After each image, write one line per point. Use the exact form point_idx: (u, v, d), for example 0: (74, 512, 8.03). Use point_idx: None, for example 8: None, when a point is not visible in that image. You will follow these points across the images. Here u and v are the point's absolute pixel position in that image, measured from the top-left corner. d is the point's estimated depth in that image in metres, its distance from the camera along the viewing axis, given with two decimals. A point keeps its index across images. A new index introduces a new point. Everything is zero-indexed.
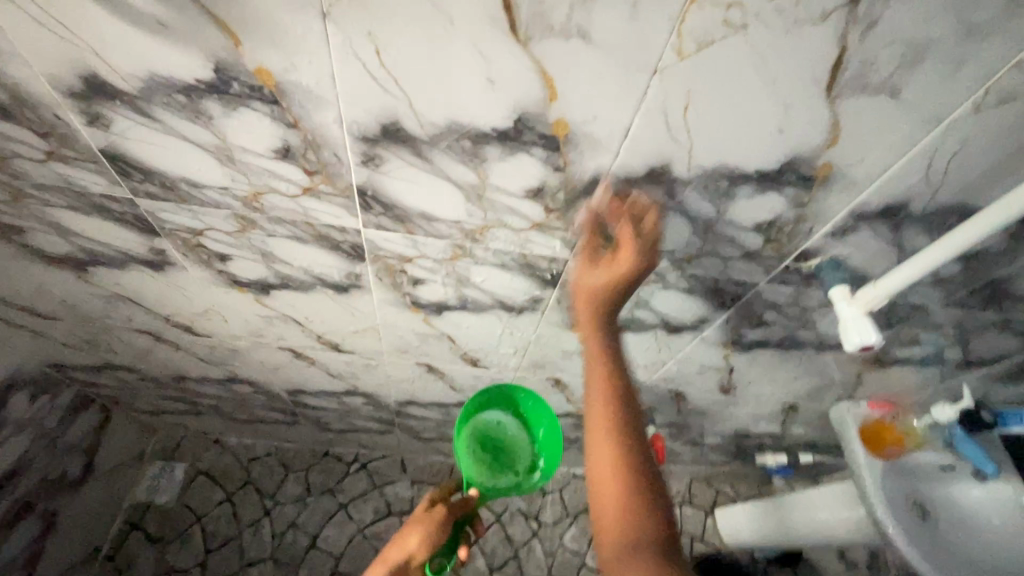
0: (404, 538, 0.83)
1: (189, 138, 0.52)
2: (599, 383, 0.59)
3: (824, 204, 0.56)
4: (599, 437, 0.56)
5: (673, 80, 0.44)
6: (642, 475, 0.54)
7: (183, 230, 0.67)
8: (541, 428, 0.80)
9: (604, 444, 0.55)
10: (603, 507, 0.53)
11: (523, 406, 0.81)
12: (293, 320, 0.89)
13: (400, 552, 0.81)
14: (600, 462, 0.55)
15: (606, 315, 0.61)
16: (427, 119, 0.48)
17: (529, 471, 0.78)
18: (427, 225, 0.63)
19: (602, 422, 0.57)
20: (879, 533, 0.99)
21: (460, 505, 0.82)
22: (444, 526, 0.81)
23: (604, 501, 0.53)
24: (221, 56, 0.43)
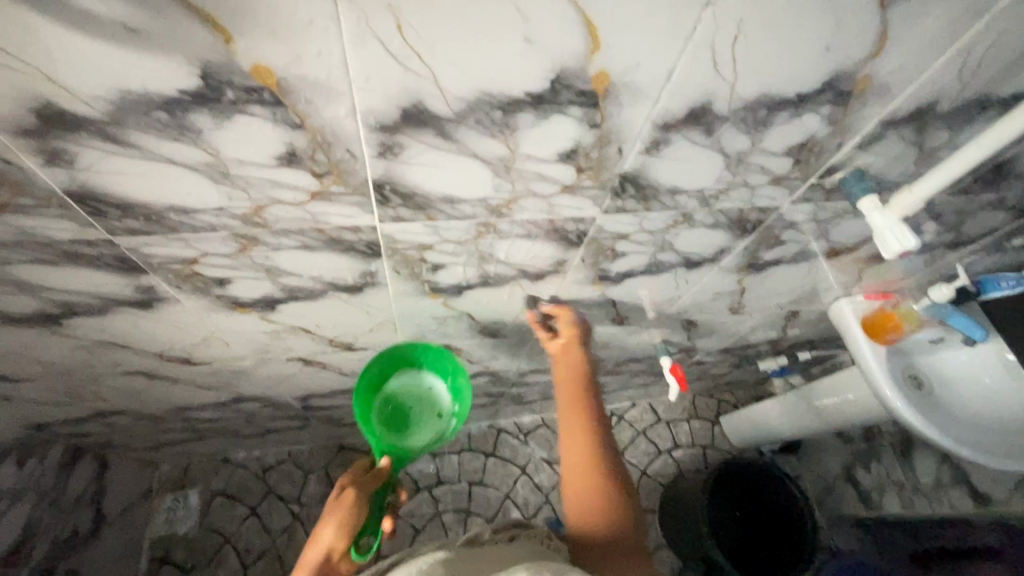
0: (315, 538, 0.67)
1: (176, 161, 0.45)
2: (573, 410, 0.74)
3: (857, 117, 0.55)
4: (577, 461, 0.68)
5: (726, 11, 0.40)
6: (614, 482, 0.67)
7: (173, 261, 0.59)
8: (447, 376, 0.85)
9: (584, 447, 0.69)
10: (581, 514, 0.65)
11: (422, 361, 0.85)
12: (302, 330, 0.83)
13: (317, 552, 0.66)
14: (581, 484, 0.67)
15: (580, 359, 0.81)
16: (454, 94, 0.43)
17: (444, 418, 0.83)
18: (450, 209, 0.58)
19: (577, 441, 0.70)
20: (888, 409, 1.07)
21: (375, 476, 0.71)
22: (361, 502, 0.68)
23: (580, 512, 0.65)
24: (210, 57, 0.36)
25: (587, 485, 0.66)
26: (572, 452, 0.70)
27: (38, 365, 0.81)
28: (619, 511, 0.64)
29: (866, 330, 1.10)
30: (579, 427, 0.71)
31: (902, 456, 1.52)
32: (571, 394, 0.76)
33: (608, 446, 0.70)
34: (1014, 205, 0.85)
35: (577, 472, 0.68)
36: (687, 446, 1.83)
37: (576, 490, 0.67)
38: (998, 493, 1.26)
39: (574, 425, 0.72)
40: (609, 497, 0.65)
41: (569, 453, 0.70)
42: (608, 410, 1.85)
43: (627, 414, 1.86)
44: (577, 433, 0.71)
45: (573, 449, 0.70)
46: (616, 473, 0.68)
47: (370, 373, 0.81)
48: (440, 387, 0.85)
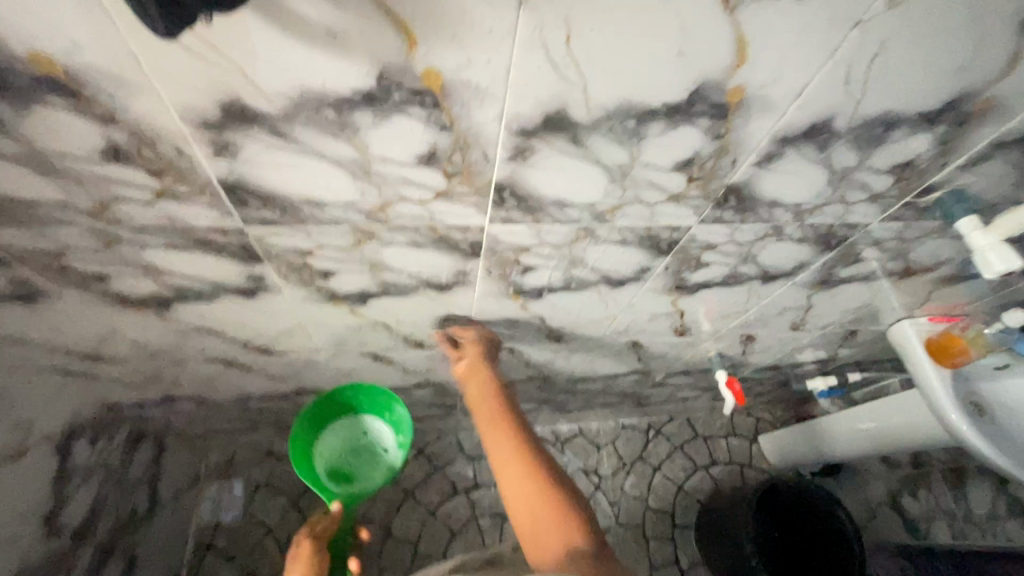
0: None
1: (327, 156, 0.48)
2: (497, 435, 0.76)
3: (968, 137, 0.56)
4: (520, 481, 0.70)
5: (872, 30, 0.42)
6: (564, 503, 0.67)
7: (290, 252, 0.62)
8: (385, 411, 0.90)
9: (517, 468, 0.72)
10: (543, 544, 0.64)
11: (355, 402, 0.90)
12: (382, 325, 0.86)
13: None
14: (534, 514, 0.67)
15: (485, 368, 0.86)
16: (596, 103, 0.45)
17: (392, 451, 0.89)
18: (557, 212, 0.60)
19: (519, 471, 0.71)
20: (952, 434, 1.05)
21: (326, 525, 0.80)
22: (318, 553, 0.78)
23: (544, 540, 0.64)
24: (391, 61, 0.39)
25: (535, 505, 0.67)
26: (513, 485, 0.70)
27: (132, 347, 0.85)
28: (577, 531, 0.64)
29: (930, 353, 1.08)
30: (513, 459, 0.73)
31: (953, 485, 1.48)
32: (505, 426, 0.77)
33: (551, 470, 0.72)
34: None
35: (530, 501, 0.68)
36: (725, 463, 1.80)
37: (530, 520, 0.67)
38: None
39: (512, 453, 0.73)
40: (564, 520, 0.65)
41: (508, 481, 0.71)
42: (645, 423, 1.85)
43: (664, 428, 1.85)
44: (514, 464, 0.72)
45: (514, 482, 0.70)
46: (565, 496, 0.68)
47: (309, 425, 0.88)
48: (380, 425, 0.91)
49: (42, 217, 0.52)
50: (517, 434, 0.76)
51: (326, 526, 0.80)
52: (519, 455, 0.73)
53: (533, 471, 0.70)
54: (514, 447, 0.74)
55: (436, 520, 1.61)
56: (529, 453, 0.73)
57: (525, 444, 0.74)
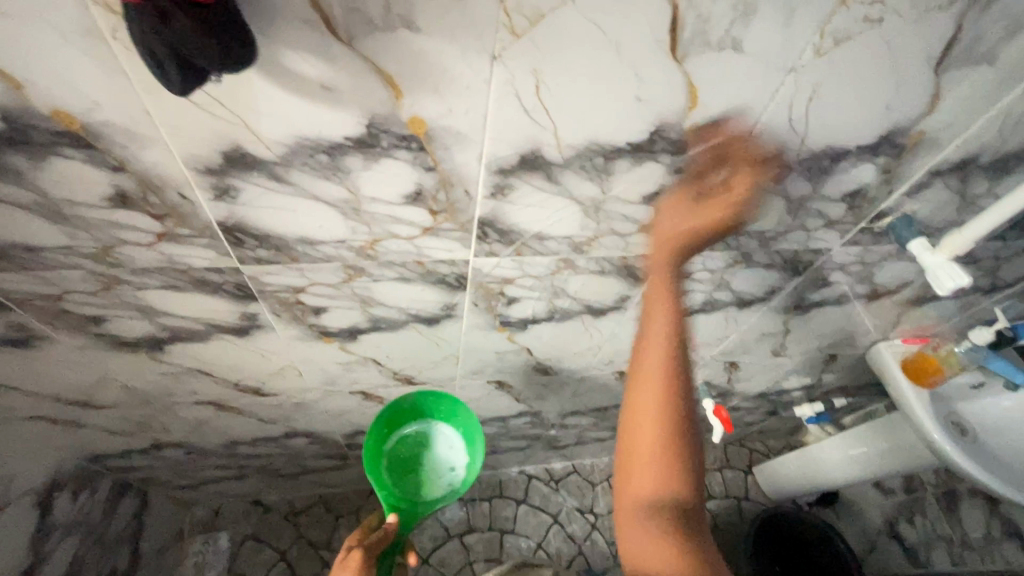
0: None
1: (320, 198, 0.51)
2: (650, 365, 0.61)
3: (907, 167, 0.62)
4: (647, 415, 0.60)
5: (805, 76, 0.47)
6: (687, 458, 0.60)
7: (283, 290, 0.65)
8: (458, 427, 0.85)
9: (652, 403, 0.60)
10: (637, 479, 0.61)
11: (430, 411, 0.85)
12: (372, 362, 0.87)
13: None
14: (644, 454, 0.61)
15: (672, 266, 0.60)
16: (567, 143, 0.50)
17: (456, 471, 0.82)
18: (538, 245, 0.64)
19: (652, 408, 0.60)
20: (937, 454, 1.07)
21: (380, 537, 0.71)
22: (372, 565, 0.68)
23: (643, 480, 0.61)
24: (379, 110, 0.44)
25: (656, 450, 0.60)
26: (643, 403, 0.61)
27: (123, 392, 0.85)
28: (686, 490, 0.59)
29: (908, 374, 1.12)
30: (656, 395, 0.60)
31: (947, 508, 1.49)
32: (657, 370, 0.61)
33: (689, 414, 0.61)
34: None
35: (646, 438, 0.61)
36: (721, 496, 1.79)
37: (643, 456, 0.61)
38: None
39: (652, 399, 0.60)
40: (680, 483, 0.59)
41: (640, 404, 0.61)
42: None
43: None
44: (652, 392, 0.61)
45: (643, 417, 0.61)
46: (687, 455, 0.60)
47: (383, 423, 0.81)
48: (452, 440, 0.85)
49: (47, 261, 0.54)
50: (670, 373, 0.61)
51: (382, 537, 0.71)
52: (662, 397, 0.60)
53: (665, 420, 0.60)
54: (661, 379, 0.61)
55: (429, 568, 1.56)
56: (668, 379, 0.60)
57: (679, 379, 0.61)
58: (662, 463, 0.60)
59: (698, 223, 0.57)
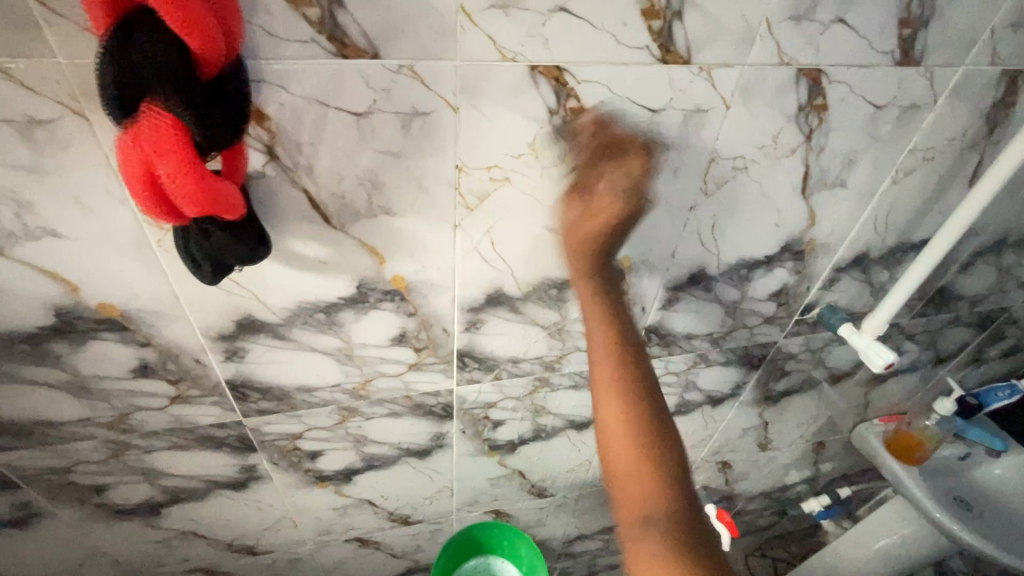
0: None
1: (318, 348, 0.59)
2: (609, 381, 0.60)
3: (813, 266, 0.73)
4: (617, 428, 0.59)
5: (703, 210, 0.60)
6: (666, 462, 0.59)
7: (282, 437, 0.69)
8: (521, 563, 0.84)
9: (617, 416, 0.59)
10: (624, 497, 0.59)
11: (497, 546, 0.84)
12: (367, 503, 0.88)
13: None
14: (627, 468, 0.58)
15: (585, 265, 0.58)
16: (524, 280, 0.60)
17: None
18: (513, 368, 0.71)
19: (619, 420, 0.59)
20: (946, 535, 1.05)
21: None
22: None
23: (629, 493, 0.58)
24: (367, 273, 0.54)
25: (633, 464, 0.58)
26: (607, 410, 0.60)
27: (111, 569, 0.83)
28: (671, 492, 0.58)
29: (896, 454, 1.12)
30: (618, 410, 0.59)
31: None
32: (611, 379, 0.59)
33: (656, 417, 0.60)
34: (973, 321, 1.00)
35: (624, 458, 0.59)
36: None
37: (626, 469, 0.59)
38: None
39: (616, 402, 0.59)
40: (668, 500, 0.57)
41: (608, 425, 0.59)
42: None
43: None
44: (615, 401, 0.59)
45: (612, 428, 0.59)
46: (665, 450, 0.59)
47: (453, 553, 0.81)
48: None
49: (64, 434, 0.59)
50: (625, 380, 0.60)
51: None
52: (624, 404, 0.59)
53: (637, 435, 0.59)
54: (615, 390, 0.59)
55: None
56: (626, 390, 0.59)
57: (638, 386, 0.60)
58: (642, 472, 0.58)
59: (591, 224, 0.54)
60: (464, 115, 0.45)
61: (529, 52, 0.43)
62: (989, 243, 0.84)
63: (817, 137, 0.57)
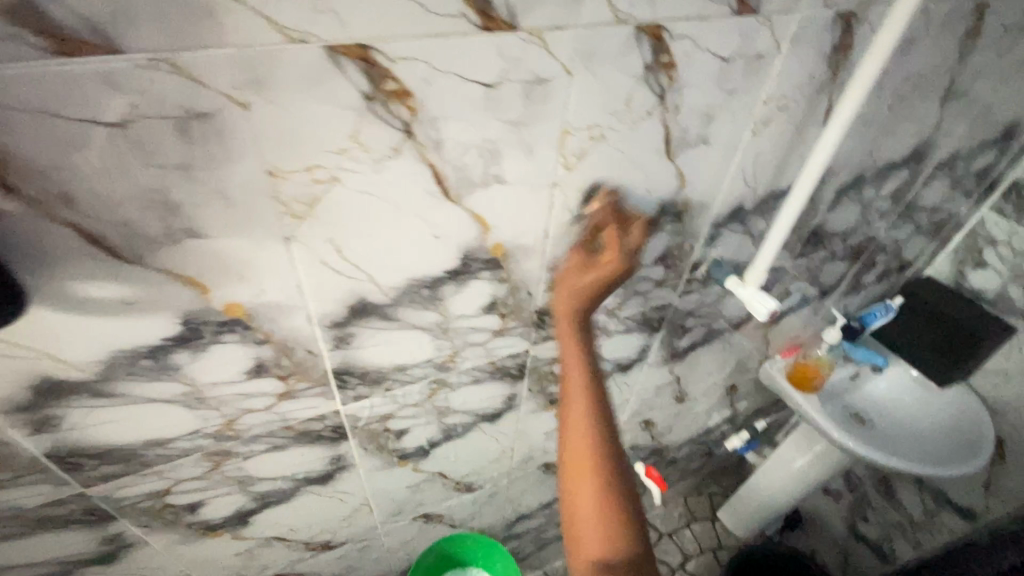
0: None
1: (156, 398, 0.51)
2: (577, 414, 0.62)
3: (693, 225, 0.73)
4: (583, 455, 0.61)
5: (569, 185, 0.56)
6: (621, 497, 0.60)
7: (145, 498, 0.61)
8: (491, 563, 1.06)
9: (582, 446, 0.61)
10: (584, 534, 0.59)
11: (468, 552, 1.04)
12: (276, 540, 0.81)
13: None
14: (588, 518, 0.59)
15: (577, 329, 0.63)
16: (388, 285, 0.54)
17: None
18: (402, 375, 0.66)
19: (584, 449, 0.61)
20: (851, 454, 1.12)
21: None
22: None
23: (585, 526, 0.59)
24: (191, 307, 0.46)
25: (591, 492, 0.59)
26: (575, 440, 0.62)
27: None
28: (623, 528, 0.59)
29: (796, 385, 1.18)
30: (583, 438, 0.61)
31: (886, 493, 1.48)
32: (583, 406, 0.62)
33: (618, 460, 0.62)
34: (847, 253, 1.07)
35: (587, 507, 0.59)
36: (698, 554, 1.72)
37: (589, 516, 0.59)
38: (976, 501, 1.27)
39: (582, 441, 0.61)
40: (622, 531, 0.58)
41: (574, 452, 0.61)
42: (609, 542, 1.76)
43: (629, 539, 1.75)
44: (584, 436, 0.61)
45: (578, 454, 0.61)
46: (620, 482, 0.61)
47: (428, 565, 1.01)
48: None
49: None
50: (593, 408, 0.62)
51: None
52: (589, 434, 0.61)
53: (598, 469, 0.60)
54: (584, 418, 0.62)
55: None
56: (594, 416, 0.62)
57: (600, 420, 0.62)
58: (600, 505, 0.59)
59: (590, 276, 0.61)
60: (260, 112, 0.38)
61: (320, 30, 0.36)
62: (849, 180, 0.88)
63: (670, 96, 0.54)
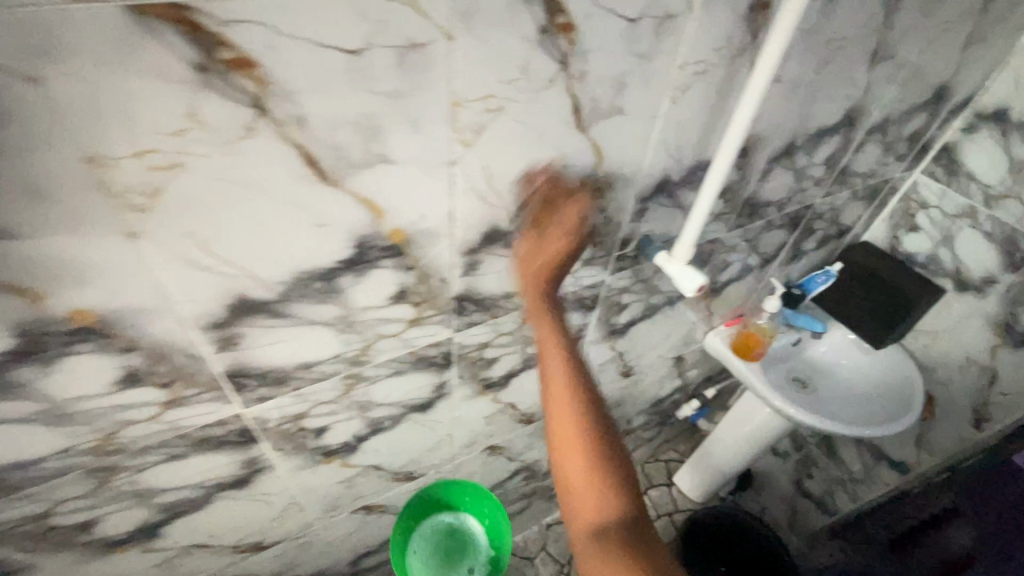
0: None
1: (6, 417, 0.45)
2: (560, 386, 0.61)
3: (617, 201, 0.70)
4: (570, 426, 0.59)
5: (470, 162, 0.52)
6: (614, 469, 0.58)
7: (23, 521, 0.55)
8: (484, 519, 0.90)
9: (568, 417, 0.60)
10: (581, 505, 0.57)
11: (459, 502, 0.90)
12: (198, 548, 0.77)
13: None
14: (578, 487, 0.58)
15: (548, 300, 0.62)
16: (272, 279, 0.49)
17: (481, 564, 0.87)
18: (310, 373, 0.62)
19: (569, 422, 0.60)
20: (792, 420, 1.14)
21: None
22: None
23: (579, 496, 0.57)
24: (23, 317, 0.40)
25: (584, 462, 0.58)
26: (562, 410, 0.60)
27: None
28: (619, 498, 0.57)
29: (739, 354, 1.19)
30: (570, 412, 0.60)
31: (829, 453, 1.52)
32: (564, 381, 0.61)
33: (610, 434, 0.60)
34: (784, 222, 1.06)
35: (582, 485, 0.57)
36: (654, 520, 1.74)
37: (579, 483, 0.58)
38: (909, 456, 1.33)
39: (569, 413, 0.60)
40: (619, 501, 0.56)
41: (561, 424, 0.60)
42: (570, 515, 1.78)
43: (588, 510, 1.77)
44: (569, 409, 0.60)
45: (561, 427, 0.60)
46: (610, 453, 0.59)
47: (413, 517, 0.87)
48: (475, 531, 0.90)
49: None
50: (576, 378, 0.61)
51: None
52: (575, 404, 0.60)
53: (586, 440, 0.59)
54: (567, 391, 0.61)
55: None
56: (577, 386, 0.61)
57: (585, 390, 0.61)
58: (593, 474, 0.57)
59: (553, 245, 0.60)
60: (60, 88, 0.32)
61: None
62: (780, 148, 0.86)
63: (573, 62, 0.50)
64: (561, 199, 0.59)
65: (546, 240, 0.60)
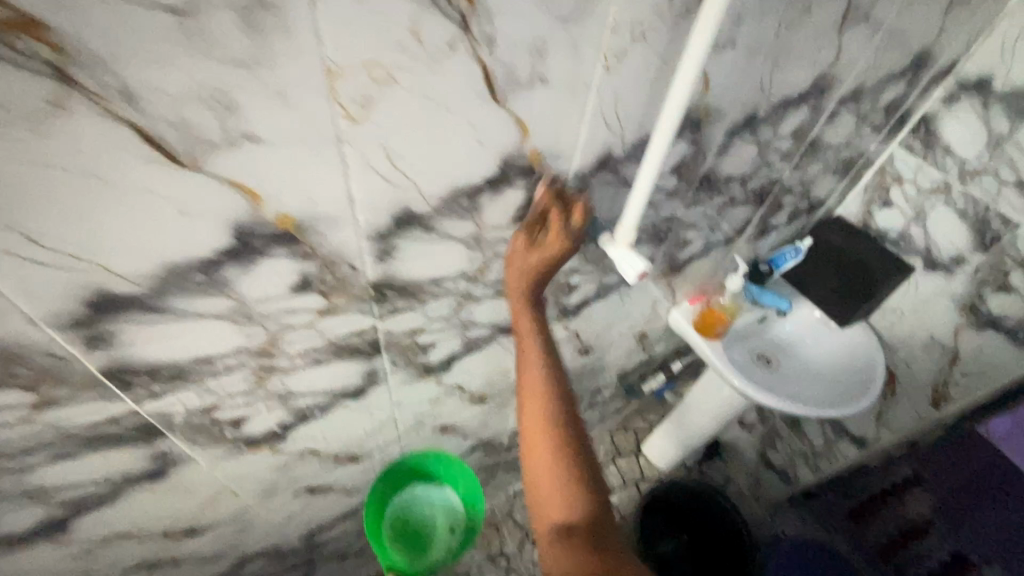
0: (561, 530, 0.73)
1: (206, 313, 0.51)
2: (530, 381, 0.70)
3: (708, 135, 0.75)
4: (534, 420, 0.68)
5: (606, 89, 0.56)
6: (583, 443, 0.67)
7: (192, 414, 0.62)
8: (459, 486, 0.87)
9: (537, 410, 0.68)
10: (545, 502, 0.64)
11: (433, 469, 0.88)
12: (309, 453, 0.84)
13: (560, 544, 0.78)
14: (549, 486, 0.64)
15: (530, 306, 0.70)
16: (431, 194, 0.54)
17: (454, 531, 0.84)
18: (434, 288, 0.67)
19: (537, 417, 0.68)
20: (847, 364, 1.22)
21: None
22: None
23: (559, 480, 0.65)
24: (242, 217, 0.45)
25: (552, 449, 0.66)
26: (530, 408, 0.68)
27: None
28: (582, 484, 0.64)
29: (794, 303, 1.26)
30: (542, 394, 0.69)
31: None
32: (536, 375, 0.69)
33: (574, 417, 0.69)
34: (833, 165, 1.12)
35: (549, 480, 0.65)
36: None
37: (547, 489, 0.65)
38: None
39: (541, 402, 0.68)
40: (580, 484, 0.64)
41: (529, 426, 0.68)
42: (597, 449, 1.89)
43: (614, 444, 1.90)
44: (539, 404, 0.68)
45: (535, 419, 0.68)
46: (574, 435, 0.68)
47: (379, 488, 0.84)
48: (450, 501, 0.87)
49: None
50: (544, 374, 0.70)
51: None
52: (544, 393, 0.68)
53: (564, 420, 0.68)
54: (538, 385, 0.69)
55: None
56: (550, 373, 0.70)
57: (551, 378, 0.70)
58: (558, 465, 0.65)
59: (536, 257, 0.66)
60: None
61: None
62: (852, 90, 0.88)
63: None
64: (556, 204, 0.64)
65: (533, 251, 0.66)
